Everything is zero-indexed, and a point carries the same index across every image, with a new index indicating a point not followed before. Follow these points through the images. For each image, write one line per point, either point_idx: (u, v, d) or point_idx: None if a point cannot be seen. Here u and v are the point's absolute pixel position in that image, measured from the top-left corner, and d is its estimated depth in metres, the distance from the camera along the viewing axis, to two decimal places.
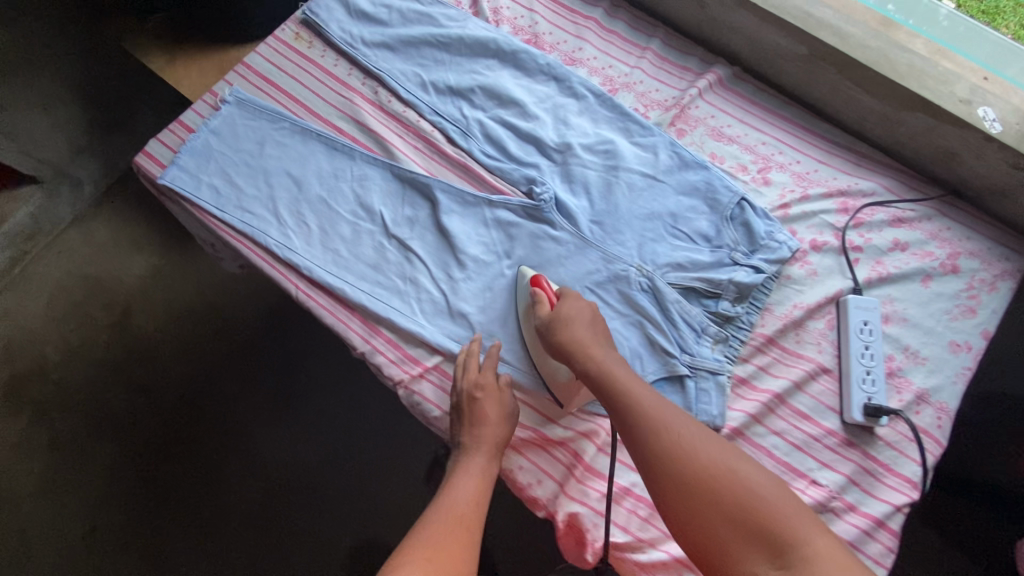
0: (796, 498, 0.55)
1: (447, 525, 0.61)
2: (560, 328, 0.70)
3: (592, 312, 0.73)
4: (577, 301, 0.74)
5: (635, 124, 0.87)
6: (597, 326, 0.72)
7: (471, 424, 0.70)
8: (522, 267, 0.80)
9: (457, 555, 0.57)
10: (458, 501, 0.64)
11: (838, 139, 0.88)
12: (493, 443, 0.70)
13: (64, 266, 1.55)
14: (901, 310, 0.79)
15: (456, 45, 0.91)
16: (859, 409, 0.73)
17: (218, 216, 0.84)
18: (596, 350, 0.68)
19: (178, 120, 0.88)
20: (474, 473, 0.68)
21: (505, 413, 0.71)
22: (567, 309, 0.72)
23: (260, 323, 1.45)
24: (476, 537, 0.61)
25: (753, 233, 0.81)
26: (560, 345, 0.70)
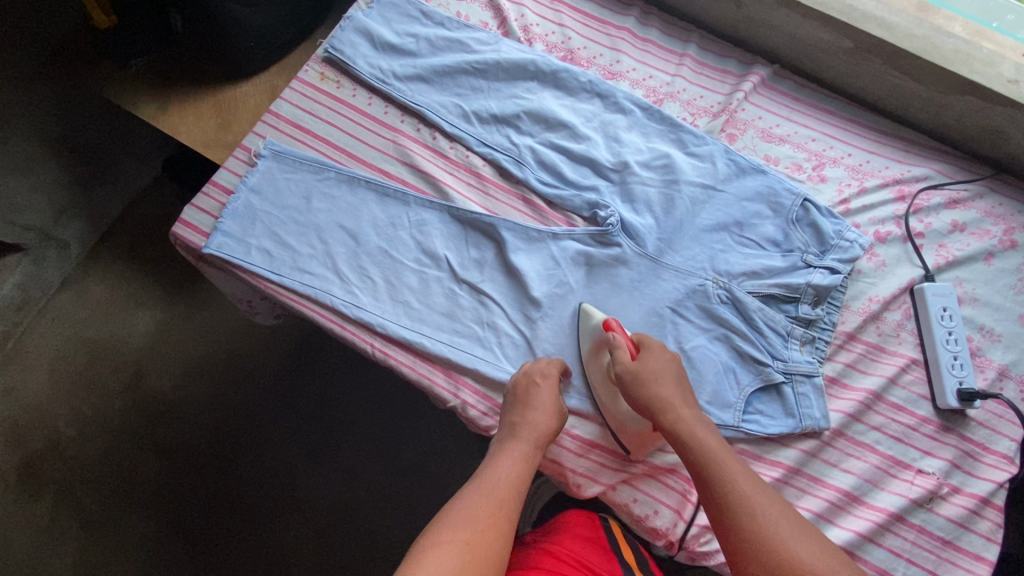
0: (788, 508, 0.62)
1: (487, 504, 0.60)
2: (647, 384, 0.66)
3: (676, 368, 0.69)
4: (659, 355, 0.69)
5: (688, 134, 0.86)
6: (683, 385, 0.68)
7: (526, 412, 0.69)
8: (585, 305, 0.77)
9: (494, 535, 0.57)
10: (499, 476, 0.63)
11: (885, 127, 0.89)
12: (540, 427, 0.68)
13: (61, 333, 1.43)
14: (970, 290, 0.81)
15: (493, 70, 0.88)
16: (954, 394, 0.74)
17: (276, 281, 0.79)
18: (686, 412, 0.65)
19: (212, 182, 0.83)
20: (518, 452, 0.65)
21: (557, 409, 0.70)
22: (652, 363, 0.68)
23: (286, 363, 1.38)
24: (515, 515, 0.61)
25: (822, 233, 0.80)
26: (645, 403, 0.66)
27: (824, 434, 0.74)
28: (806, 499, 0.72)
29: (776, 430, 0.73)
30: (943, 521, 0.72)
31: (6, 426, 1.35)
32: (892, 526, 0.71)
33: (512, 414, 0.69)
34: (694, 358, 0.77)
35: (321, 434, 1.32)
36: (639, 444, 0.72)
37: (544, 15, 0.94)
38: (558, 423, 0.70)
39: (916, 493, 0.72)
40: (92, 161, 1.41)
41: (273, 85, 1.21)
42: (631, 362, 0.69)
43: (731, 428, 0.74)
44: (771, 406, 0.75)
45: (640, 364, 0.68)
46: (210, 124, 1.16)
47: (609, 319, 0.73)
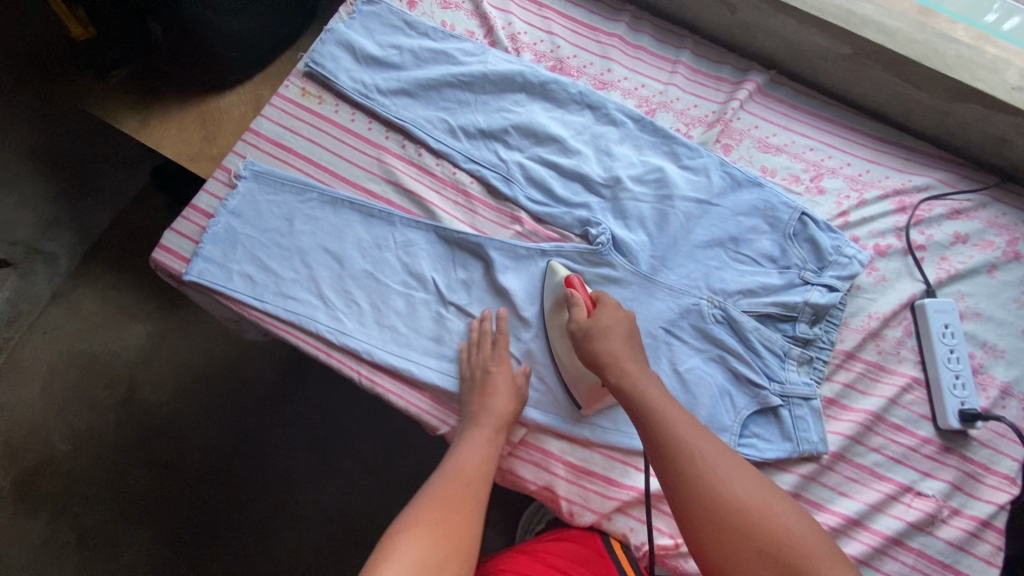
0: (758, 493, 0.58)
1: (456, 486, 0.62)
2: (597, 340, 0.66)
3: (630, 326, 0.68)
4: (614, 312, 0.68)
5: (682, 146, 0.83)
6: (635, 343, 0.67)
7: (485, 399, 0.70)
8: (552, 263, 0.77)
9: (463, 522, 0.58)
10: (465, 466, 0.65)
11: (885, 135, 0.86)
12: (500, 412, 0.70)
13: (53, 347, 1.37)
14: (973, 305, 0.79)
15: (479, 83, 0.85)
16: (955, 415, 0.73)
17: (259, 308, 0.77)
18: (632, 367, 0.64)
19: (192, 205, 0.81)
20: (482, 442, 0.67)
21: (513, 387, 0.72)
22: (605, 318, 0.67)
23: (281, 375, 1.35)
24: (482, 502, 0.62)
25: (820, 249, 0.78)
26: (594, 359, 0.65)
27: (822, 458, 0.72)
28: None
29: (773, 454, 0.72)
30: (943, 544, 0.70)
31: None
32: (890, 550, 0.70)
33: (470, 405, 0.70)
34: (688, 380, 0.75)
35: (317, 446, 1.29)
36: (591, 400, 0.72)
37: (532, 22, 0.91)
38: (518, 404, 0.72)
39: (915, 516, 0.71)
40: (75, 168, 1.36)
41: (259, 95, 1.18)
42: (585, 319, 0.68)
43: None
44: (767, 429, 0.73)
45: (592, 320, 0.67)
46: (194, 136, 1.13)
47: (571, 277, 0.73)
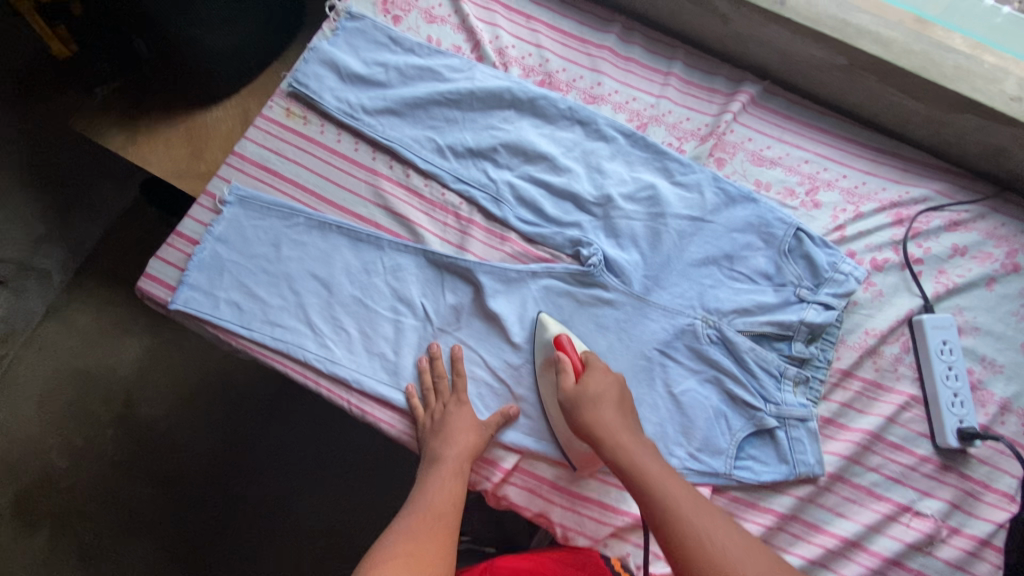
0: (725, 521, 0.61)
1: (427, 525, 0.62)
2: (587, 407, 0.65)
3: (619, 390, 0.67)
4: (603, 375, 0.68)
5: (674, 162, 0.81)
6: (626, 408, 0.66)
7: (445, 436, 0.69)
8: (542, 316, 0.76)
9: (433, 561, 0.58)
10: (434, 502, 0.65)
11: (882, 145, 0.85)
12: (466, 446, 0.69)
13: (49, 362, 1.32)
14: (971, 319, 0.77)
15: (467, 100, 0.83)
16: (954, 433, 0.72)
17: (247, 336, 0.76)
18: (625, 438, 0.63)
19: (178, 232, 0.80)
20: (450, 474, 0.67)
21: (474, 422, 0.72)
22: (594, 384, 0.67)
23: (277, 387, 1.30)
24: (452, 537, 0.63)
25: (816, 266, 0.76)
26: (586, 429, 0.65)
27: (819, 479, 0.71)
28: (800, 545, 0.70)
29: (769, 477, 0.71)
30: (942, 564, 0.69)
31: None
32: (888, 571, 0.69)
33: (430, 444, 0.70)
34: (683, 403, 0.74)
35: (316, 459, 1.25)
36: (583, 464, 0.72)
37: (520, 35, 0.89)
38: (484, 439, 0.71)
39: (913, 536, 0.70)
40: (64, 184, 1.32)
41: (246, 109, 1.15)
42: (574, 387, 0.67)
43: (722, 475, 0.71)
44: (763, 451, 0.72)
45: (582, 385, 0.67)
46: (181, 153, 1.10)
47: (560, 336, 0.72)
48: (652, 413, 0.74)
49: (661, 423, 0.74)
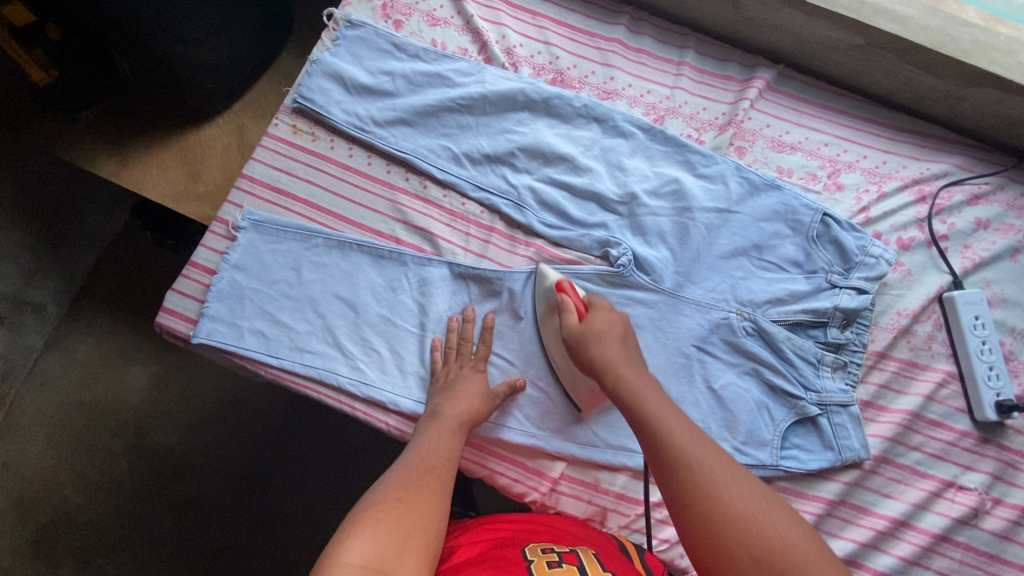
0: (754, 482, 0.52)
1: (415, 473, 0.60)
2: (591, 344, 0.63)
3: (623, 327, 0.66)
4: (606, 314, 0.66)
5: (695, 154, 0.80)
6: (629, 343, 0.64)
7: (451, 397, 0.69)
8: (541, 265, 0.75)
9: (425, 509, 0.57)
10: (428, 454, 0.63)
11: (900, 122, 0.84)
12: (466, 410, 0.68)
13: (52, 398, 1.25)
14: (999, 291, 0.78)
15: (480, 104, 0.81)
16: (991, 407, 0.72)
17: (276, 366, 0.74)
18: (628, 370, 0.60)
19: (192, 262, 0.77)
20: (445, 429, 0.66)
21: (483, 390, 0.71)
22: (598, 322, 0.65)
23: (289, 406, 1.24)
24: (447, 485, 0.61)
25: (845, 250, 0.76)
26: (589, 364, 0.63)
27: (865, 463, 0.71)
28: (851, 529, 0.70)
29: (816, 465, 0.71)
30: (988, 536, 0.70)
31: (4, 503, 1.18)
32: (937, 547, 0.70)
33: (435, 400, 0.70)
34: (725, 398, 0.74)
35: (338, 471, 1.19)
36: (591, 402, 0.73)
37: (526, 33, 0.87)
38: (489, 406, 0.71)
39: (959, 511, 0.70)
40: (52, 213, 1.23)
41: (241, 125, 1.11)
42: (577, 326, 0.66)
43: (770, 467, 0.71)
44: (807, 439, 0.73)
45: (585, 325, 0.65)
46: (177, 175, 1.05)
47: (561, 282, 0.71)
48: (693, 410, 0.74)
49: (704, 419, 0.73)
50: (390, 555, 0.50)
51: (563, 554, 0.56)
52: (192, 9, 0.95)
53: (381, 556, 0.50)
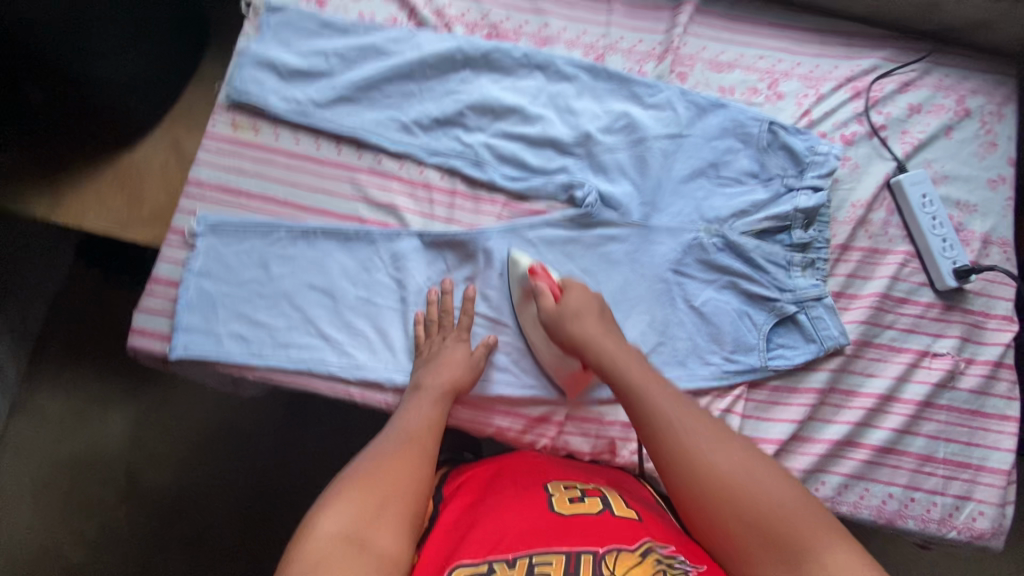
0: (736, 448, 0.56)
1: (398, 442, 0.61)
2: (570, 322, 0.67)
3: (600, 305, 0.69)
4: (582, 292, 0.70)
5: (640, 86, 0.81)
6: (606, 318, 0.68)
7: (432, 367, 0.69)
8: (514, 251, 0.76)
9: (404, 475, 0.58)
10: (411, 424, 0.64)
11: (825, 25, 0.87)
12: (450, 379, 0.68)
13: (29, 462, 1.18)
14: (941, 169, 0.82)
15: (420, 70, 0.80)
16: (950, 275, 0.77)
17: (263, 366, 0.72)
18: (589, 320, 0.67)
19: (152, 278, 0.74)
20: (429, 399, 0.67)
21: (467, 356, 0.71)
22: (574, 301, 0.68)
23: (281, 417, 1.21)
24: (430, 452, 0.62)
25: (796, 154, 0.79)
26: (571, 341, 0.67)
27: (846, 349, 0.75)
28: (843, 412, 0.74)
29: (802, 359, 0.75)
30: (966, 393, 0.75)
31: None
32: (923, 413, 0.74)
33: (418, 372, 0.70)
34: (707, 313, 0.76)
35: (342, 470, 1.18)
36: (574, 385, 0.73)
37: None
38: (474, 376, 0.71)
39: (937, 376, 0.75)
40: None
41: (177, 140, 1.06)
42: (556, 307, 0.68)
43: (760, 369, 0.74)
44: (790, 338, 0.76)
45: (562, 305, 0.68)
46: (120, 204, 1.01)
47: (533, 266, 0.73)
48: (680, 330, 0.76)
49: (691, 337, 0.76)
50: (369, 518, 0.53)
51: (586, 490, 0.61)
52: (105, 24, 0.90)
53: (360, 522, 0.52)
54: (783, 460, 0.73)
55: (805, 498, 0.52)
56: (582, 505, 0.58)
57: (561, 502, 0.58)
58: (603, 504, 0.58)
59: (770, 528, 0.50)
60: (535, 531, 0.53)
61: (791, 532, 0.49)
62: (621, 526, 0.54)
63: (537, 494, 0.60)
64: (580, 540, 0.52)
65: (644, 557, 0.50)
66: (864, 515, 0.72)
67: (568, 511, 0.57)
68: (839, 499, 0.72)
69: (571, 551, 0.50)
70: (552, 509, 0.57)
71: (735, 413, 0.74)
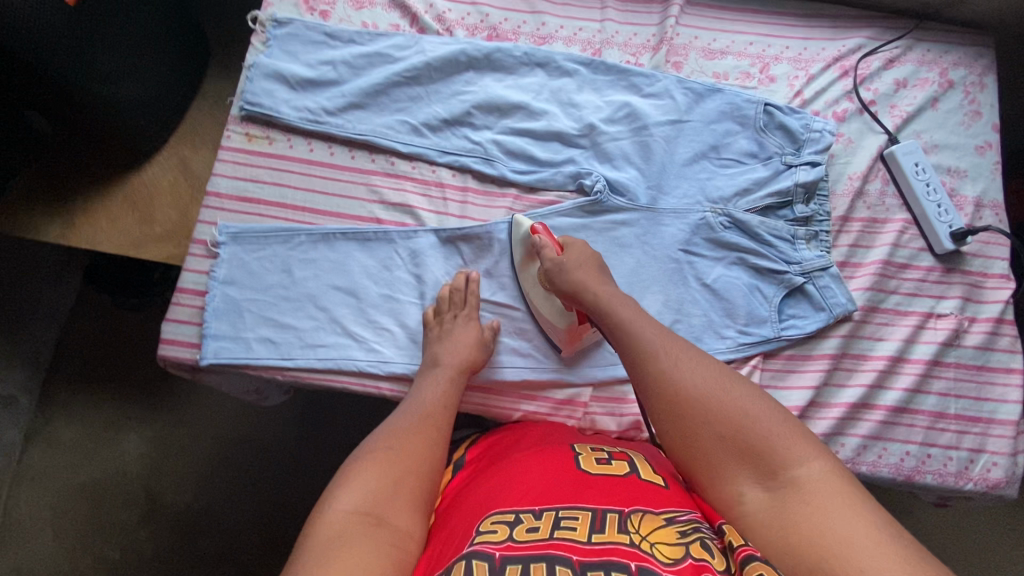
0: (726, 373, 0.58)
1: (415, 421, 0.64)
2: (568, 272, 0.70)
3: (597, 260, 0.73)
4: (582, 249, 0.73)
5: (639, 77, 0.85)
6: (604, 272, 0.72)
7: (446, 344, 0.71)
8: (515, 213, 0.78)
9: (421, 454, 0.60)
10: (427, 405, 0.66)
11: (810, 10, 0.91)
12: (464, 357, 0.71)
13: (50, 489, 1.18)
14: (930, 139, 0.86)
15: (426, 73, 0.83)
16: (948, 238, 0.80)
17: (292, 367, 0.74)
18: (589, 276, 0.70)
19: (179, 288, 0.75)
20: (444, 379, 0.70)
21: (479, 337, 0.73)
22: (573, 255, 0.71)
23: (298, 427, 1.22)
24: (444, 433, 0.64)
25: (792, 132, 0.82)
26: (568, 288, 0.70)
27: (854, 315, 0.78)
28: (855, 376, 0.77)
29: (813, 327, 0.77)
30: (972, 350, 0.78)
31: None
32: (933, 371, 0.77)
33: (431, 348, 0.72)
34: (719, 290, 0.79)
35: None
36: (570, 339, 0.75)
37: None
38: (484, 352, 0.74)
39: (943, 335, 0.78)
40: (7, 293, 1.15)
41: (183, 157, 1.06)
42: (555, 258, 0.71)
43: (774, 340, 0.77)
44: (800, 308, 0.78)
45: (564, 257, 0.71)
46: (130, 223, 1.01)
47: (534, 226, 0.75)
48: (694, 308, 0.78)
49: (705, 314, 0.78)
50: (386, 494, 0.55)
51: (613, 453, 0.63)
52: (104, 45, 0.91)
53: (378, 497, 0.54)
54: (802, 426, 0.75)
55: (781, 416, 0.54)
56: (611, 467, 0.59)
57: (589, 462, 0.60)
58: (630, 467, 0.60)
59: (752, 447, 0.52)
60: (562, 486, 0.55)
61: (767, 449, 0.51)
62: (649, 491, 0.56)
63: (566, 455, 0.61)
64: (608, 500, 0.53)
65: (669, 522, 0.51)
66: (883, 473, 0.75)
67: (596, 470, 0.58)
68: (859, 460, 0.75)
69: (599, 509, 0.51)
70: (580, 468, 0.58)
71: (753, 384, 0.76)
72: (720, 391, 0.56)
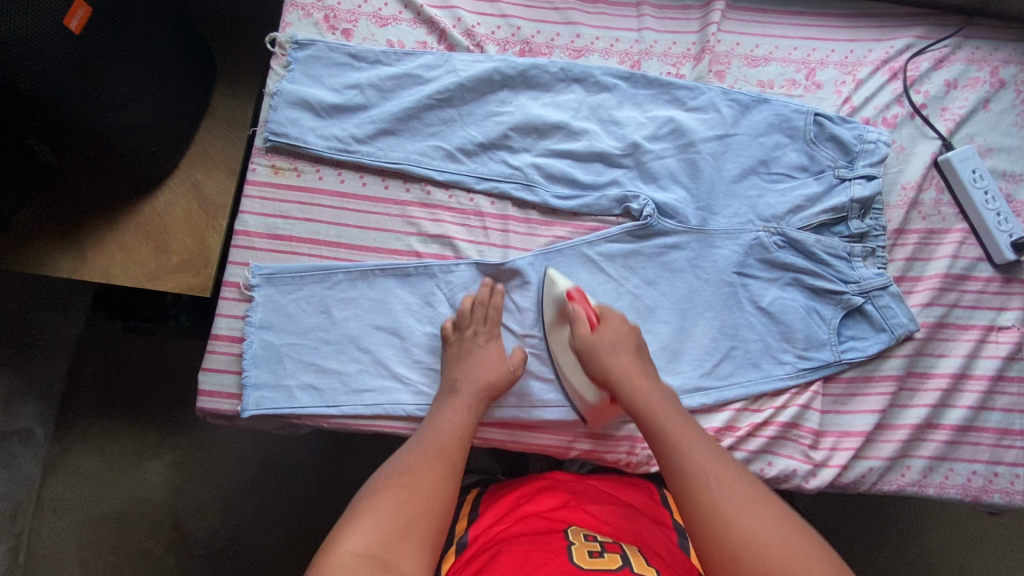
0: (763, 493, 0.56)
1: (427, 454, 0.60)
2: (603, 355, 0.66)
3: (634, 338, 0.68)
4: (617, 326, 0.68)
5: (682, 90, 0.80)
6: (642, 355, 0.67)
7: (466, 366, 0.69)
8: (550, 270, 0.74)
9: (433, 490, 0.57)
10: (441, 433, 0.63)
11: (856, 8, 0.87)
12: (482, 381, 0.68)
13: (72, 525, 1.07)
14: (983, 142, 0.83)
15: (459, 94, 0.78)
16: (1009, 249, 0.77)
17: (339, 415, 0.71)
18: (628, 360, 0.66)
19: (214, 334, 0.72)
20: (460, 406, 0.66)
21: (500, 358, 0.71)
22: (609, 334, 0.67)
23: (324, 463, 1.10)
24: (458, 468, 0.61)
25: (844, 143, 0.79)
26: (604, 373, 0.66)
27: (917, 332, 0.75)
28: (919, 396, 0.75)
29: (875, 348, 0.75)
30: None
31: None
32: (997, 387, 0.75)
33: (450, 370, 0.69)
34: (775, 312, 0.76)
35: None
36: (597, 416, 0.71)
37: (480, 10, 0.83)
38: (507, 383, 0.70)
39: (1006, 349, 0.76)
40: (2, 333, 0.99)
41: (195, 181, 0.94)
42: (591, 335, 0.67)
43: (834, 363, 0.75)
44: (860, 329, 0.76)
45: (597, 337, 0.67)
46: (144, 254, 0.90)
47: (570, 289, 0.71)
48: (751, 332, 0.76)
49: (762, 338, 0.76)
50: (394, 536, 0.52)
51: (606, 543, 0.56)
52: (119, 52, 0.77)
53: (388, 539, 0.52)
54: (865, 450, 0.74)
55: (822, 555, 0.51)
56: (602, 560, 0.52)
57: (580, 554, 0.53)
58: (623, 560, 0.53)
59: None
60: None
61: None
62: None
63: (556, 546, 0.55)
64: None
65: None
66: (951, 494, 0.73)
67: (588, 563, 0.52)
68: (924, 482, 0.73)
69: None
70: (570, 560, 0.52)
71: (814, 409, 0.74)
72: (754, 512, 0.53)
